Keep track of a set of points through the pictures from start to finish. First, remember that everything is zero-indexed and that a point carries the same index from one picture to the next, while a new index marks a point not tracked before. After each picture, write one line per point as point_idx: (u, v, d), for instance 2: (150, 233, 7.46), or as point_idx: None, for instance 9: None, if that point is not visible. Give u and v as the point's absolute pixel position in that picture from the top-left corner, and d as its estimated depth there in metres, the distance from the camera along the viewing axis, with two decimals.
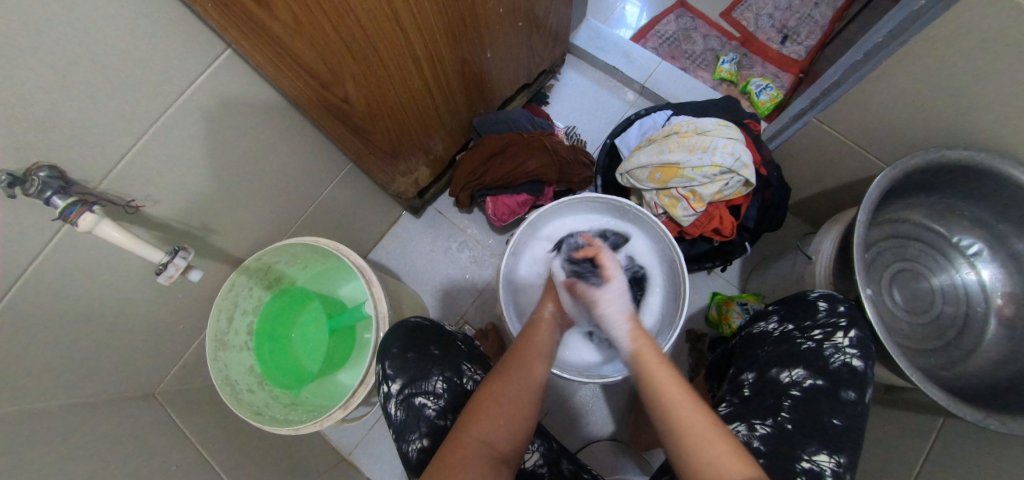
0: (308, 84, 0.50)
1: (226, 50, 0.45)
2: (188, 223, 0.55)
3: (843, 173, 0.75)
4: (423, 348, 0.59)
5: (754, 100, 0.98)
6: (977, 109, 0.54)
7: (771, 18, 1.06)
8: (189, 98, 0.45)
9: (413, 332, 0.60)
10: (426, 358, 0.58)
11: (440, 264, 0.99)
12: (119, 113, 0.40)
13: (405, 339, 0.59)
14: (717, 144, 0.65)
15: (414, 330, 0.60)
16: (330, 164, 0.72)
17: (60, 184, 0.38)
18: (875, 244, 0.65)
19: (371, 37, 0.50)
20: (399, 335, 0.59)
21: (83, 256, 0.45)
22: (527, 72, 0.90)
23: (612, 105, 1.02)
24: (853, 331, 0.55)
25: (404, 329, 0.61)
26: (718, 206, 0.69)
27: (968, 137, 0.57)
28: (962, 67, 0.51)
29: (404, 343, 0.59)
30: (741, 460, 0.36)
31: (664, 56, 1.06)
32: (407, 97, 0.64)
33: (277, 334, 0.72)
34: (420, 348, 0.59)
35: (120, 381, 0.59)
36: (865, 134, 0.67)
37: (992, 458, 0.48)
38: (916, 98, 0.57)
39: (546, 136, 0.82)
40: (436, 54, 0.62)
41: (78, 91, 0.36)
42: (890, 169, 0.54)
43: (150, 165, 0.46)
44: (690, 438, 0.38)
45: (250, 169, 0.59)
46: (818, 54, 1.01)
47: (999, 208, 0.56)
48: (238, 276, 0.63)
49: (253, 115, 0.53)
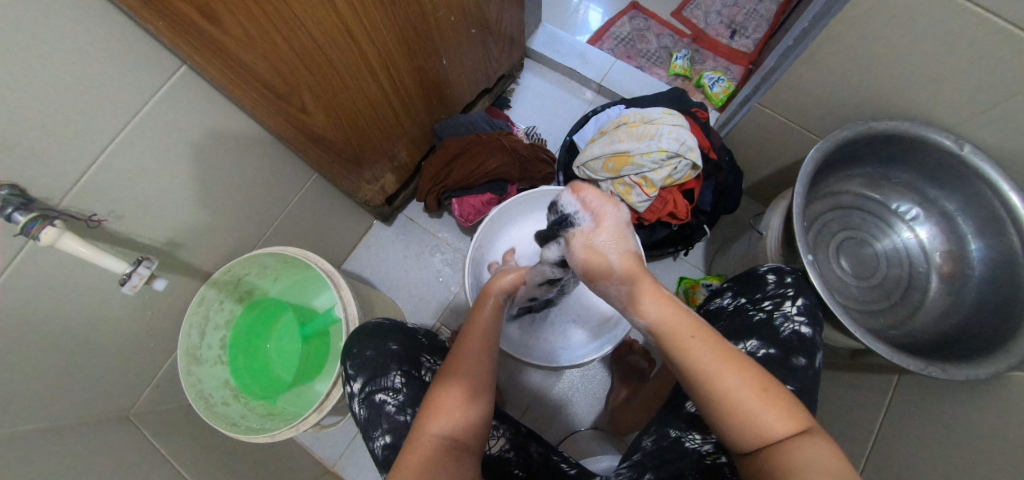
0: (264, 96, 0.52)
1: (181, 67, 0.47)
2: (152, 237, 0.56)
3: (788, 153, 0.79)
4: (381, 345, 0.60)
5: (708, 92, 1.02)
6: (897, 81, 0.57)
7: (718, 15, 1.12)
8: (146, 114, 0.46)
9: (371, 332, 0.61)
10: (385, 354, 0.60)
11: (415, 269, 1.01)
12: (77, 131, 0.42)
13: (367, 338, 0.61)
14: (663, 130, 0.68)
15: (374, 329, 0.62)
16: (295, 175, 0.74)
17: (20, 201, 0.39)
18: (820, 216, 0.68)
19: (323, 49, 0.52)
20: (362, 336, 0.61)
21: (45, 275, 0.46)
22: (486, 77, 0.94)
23: (572, 105, 1.05)
24: (801, 299, 0.58)
25: (364, 330, 0.62)
26: (671, 190, 0.72)
27: (894, 109, 0.61)
28: (879, 41, 0.54)
29: (364, 342, 0.61)
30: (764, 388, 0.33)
31: (620, 56, 1.11)
32: (366, 106, 0.66)
33: (251, 347, 0.73)
34: (379, 346, 0.60)
35: (91, 402, 0.59)
36: (803, 113, 0.70)
37: (943, 409, 0.50)
38: (841, 75, 0.61)
39: (504, 136, 0.85)
40: (391, 63, 0.65)
41: (38, 109, 0.37)
42: (821, 142, 0.57)
43: (110, 181, 0.47)
44: (722, 387, 0.34)
45: (214, 181, 0.60)
46: (764, 46, 1.06)
47: (928, 172, 0.60)
48: (207, 290, 0.64)
49: (209, 128, 0.55)
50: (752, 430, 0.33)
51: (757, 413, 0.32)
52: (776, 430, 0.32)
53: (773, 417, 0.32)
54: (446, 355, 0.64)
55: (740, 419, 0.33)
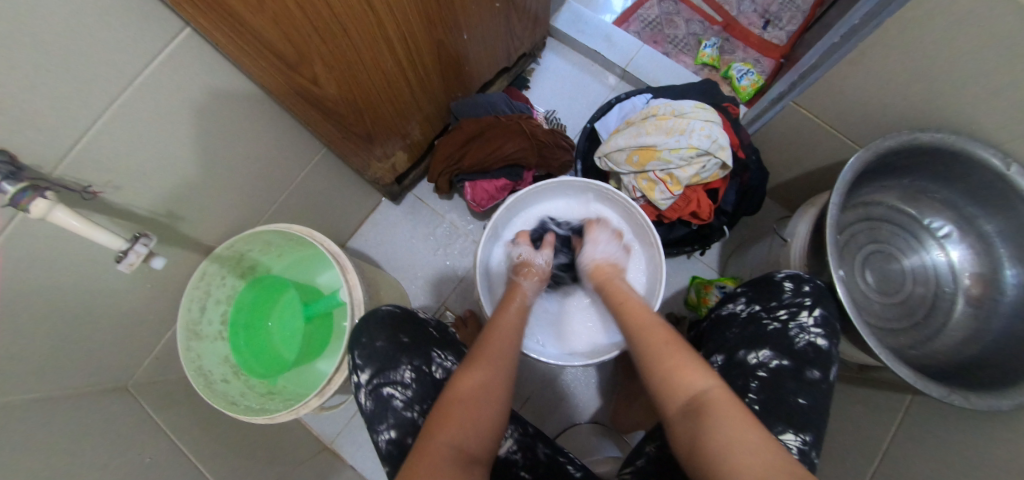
0: (274, 65, 0.48)
1: (185, 29, 0.43)
2: (153, 209, 0.53)
3: (818, 157, 0.76)
4: (392, 337, 0.59)
5: (735, 85, 0.98)
6: (950, 91, 0.54)
7: (753, 3, 1.06)
8: (147, 79, 0.43)
9: (385, 320, 0.60)
10: (396, 347, 0.58)
11: (421, 252, 0.98)
12: (72, 96, 0.38)
13: (377, 328, 0.59)
14: (694, 126, 0.65)
15: (387, 318, 0.60)
16: (303, 148, 0.70)
17: (8, 170, 0.35)
18: (848, 226, 0.66)
19: (338, 16, 0.47)
20: (372, 324, 0.59)
21: (42, 247, 0.43)
22: (506, 55, 0.89)
23: (593, 89, 1.01)
24: (818, 309, 0.56)
25: (376, 317, 0.60)
26: (696, 189, 0.69)
27: (944, 121, 0.58)
28: (937, 49, 0.51)
29: (375, 332, 0.59)
30: (702, 371, 0.41)
31: (646, 40, 1.05)
32: (380, 80, 0.62)
33: (253, 322, 0.70)
34: (390, 337, 0.59)
35: (90, 374, 0.58)
36: (842, 118, 0.67)
37: (957, 434, 0.50)
38: (890, 81, 0.58)
39: (523, 120, 0.81)
40: (408, 34, 0.60)
41: (28, 72, 0.34)
42: (863, 152, 0.54)
43: (108, 150, 0.44)
44: (660, 365, 0.43)
45: (218, 153, 0.57)
46: (798, 39, 1.01)
47: (970, 191, 0.57)
48: (209, 264, 0.61)
49: (214, 96, 0.51)
50: (682, 387, 0.41)
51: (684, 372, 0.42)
52: (701, 384, 0.40)
53: (693, 373, 0.41)
54: (457, 350, 0.63)
55: (671, 377, 0.42)
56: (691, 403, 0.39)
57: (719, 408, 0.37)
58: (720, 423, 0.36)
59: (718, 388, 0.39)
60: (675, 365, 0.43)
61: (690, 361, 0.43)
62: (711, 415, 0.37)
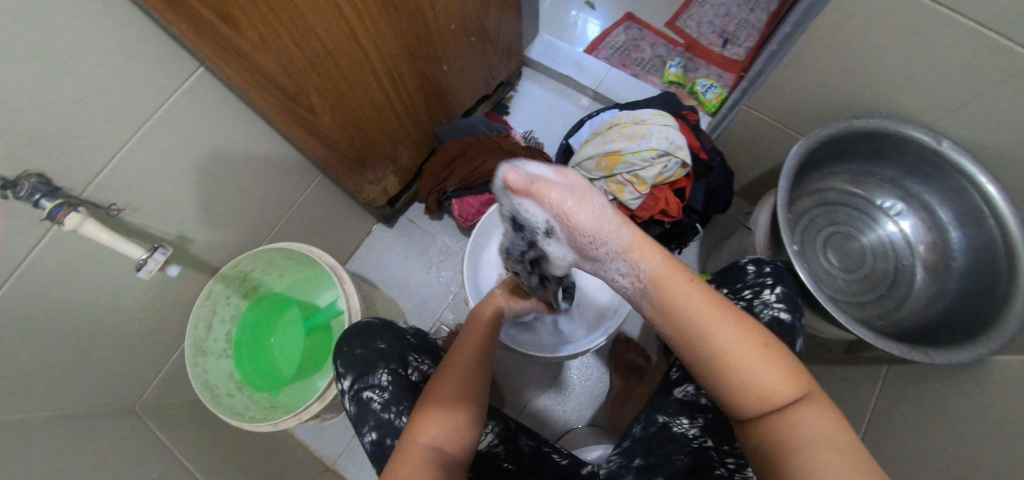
0: (275, 98, 0.54)
1: (198, 69, 0.50)
2: (166, 230, 0.59)
3: (777, 154, 0.81)
4: (369, 344, 0.62)
5: (701, 99, 1.05)
6: (878, 80, 0.60)
7: (711, 25, 1.16)
8: (164, 112, 0.49)
9: (361, 331, 0.64)
10: (372, 353, 0.61)
11: (416, 270, 1.03)
12: (99, 126, 0.44)
13: (354, 338, 0.64)
14: (653, 130, 0.71)
15: (362, 329, 0.64)
16: (301, 174, 0.77)
17: (48, 189, 0.41)
18: (807, 212, 0.73)
19: (329, 53, 0.55)
20: (350, 335, 0.64)
21: (66, 262, 0.48)
22: (485, 84, 0.98)
23: (569, 111, 1.09)
24: (779, 287, 0.59)
25: (355, 330, 0.65)
26: (662, 188, 0.74)
27: (879, 109, 0.63)
28: (859, 45, 0.57)
29: (353, 342, 0.63)
30: (790, 378, 0.34)
31: (616, 64, 1.14)
32: (369, 107, 0.69)
33: (255, 343, 0.76)
34: (367, 345, 0.62)
35: (100, 392, 0.61)
36: (790, 116, 0.73)
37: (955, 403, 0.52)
38: (824, 77, 0.64)
39: (503, 138, 0.89)
40: (393, 67, 0.68)
41: (66, 102, 0.40)
42: (804, 139, 0.60)
43: (128, 174, 0.50)
44: (749, 367, 0.33)
45: (223, 179, 0.63)
46: (756, 53, 1.10)
47: (912, 169, 0.65)
48: (215, 283, 0.66)
49: (222, 126, 0.57)
50: (767, 400, 0.33)
51: (771, 380, 0.33)
52: (792, 395, 0.33)
53: (787, 383, 0.33)
54: (434, 356, 0.65)
55: (749, 384, 0.33)
56: (772, 415, 0.33)
57: (816, 421, 0.32)
58: (812, 436, 0.32)
59: (808, 398, 0.34)
60: (759, 363, 0.34)
61: (782, 365, 0.34)
62: (807, 433, 0.32)
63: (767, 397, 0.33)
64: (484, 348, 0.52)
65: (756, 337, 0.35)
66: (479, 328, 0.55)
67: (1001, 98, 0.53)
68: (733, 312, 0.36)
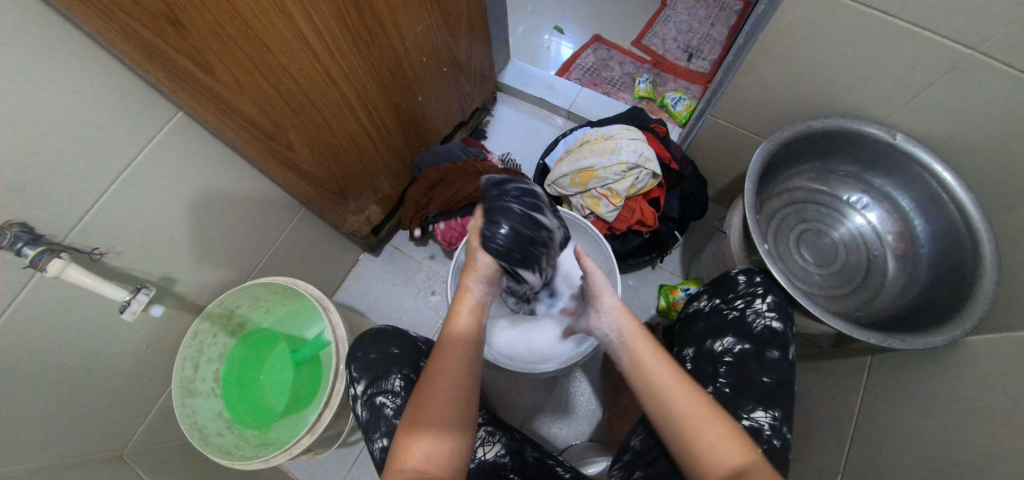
0: (256, 137, 0.56)
1: (177, 113, 0.52)
2: (149, 272, 0.60)
3: (745, 158, 0.84)
4: (382, 350, 0.62)
5: (672, 111, 1.09)
6: (826, 82, 0.63)
7: (675, 42, 1.22)
8: (145, 157, 0.51)
9: (375, 337, 0.64)
10: (385, 358, 0.62)
11: (404, 296, 1.04)
12: (81, 174, 0.46)
13: (369, 343, 0.64)
14: (621, 145, 0.74)
15: (376, 335, 0.65)
16: (284, 209, 0.79)
17: (29, 237, 0.42)
18: (777, 211, 0.76)
19: (306, 91, 0.58)
20: (364, 340, 0.64)
21: (49, 308, 0.49)
22: (461, 111, 1.02)
23: (545, 131, 1.13)
24: (770, 296, 0.60)
25: (368, 336, 0.65)
26: (636, 199, 0.77)
27: (832, 108, 0.66)
28: (804, 50, 0.60)
29: (367, 346, 0.63)
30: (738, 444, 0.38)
31: (587, 84, 1.19)
32: (348, 140, 0.72)
33: (245, 378, 0.75)
34: (381, 350, 0.63)
35: (86, 441, 0.60)
36: (751, 121, 0.76)
37: (940, 388, 0.52)
38: (776, 83, 0.67)
39: (479, 162, 0.91)
40: (369, 100, 0.71)
41: (49, 153, 0.42)
42: (766, 142, 0.62)
43: (110, 219, 0.51)
44: (694, 436, 0.39)
45: (206, 219, 0.65)
46: (719, 65, 1.15)
47: (870, 163, 0.69)
48: (201, 322, 0.67)
49: (202, 167, 0.59)
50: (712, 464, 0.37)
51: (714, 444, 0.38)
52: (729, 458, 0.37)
53: (726, 448, 0.38)
54: None
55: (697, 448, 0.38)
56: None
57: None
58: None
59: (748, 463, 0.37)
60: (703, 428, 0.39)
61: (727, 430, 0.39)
62: None
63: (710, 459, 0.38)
64: (467, 351, 0.46)
65: (709, 406, 0.40)
66: (460, 327, 0.48)
67: (942, 90, 0.56)
68: (688, 383, 0.42)
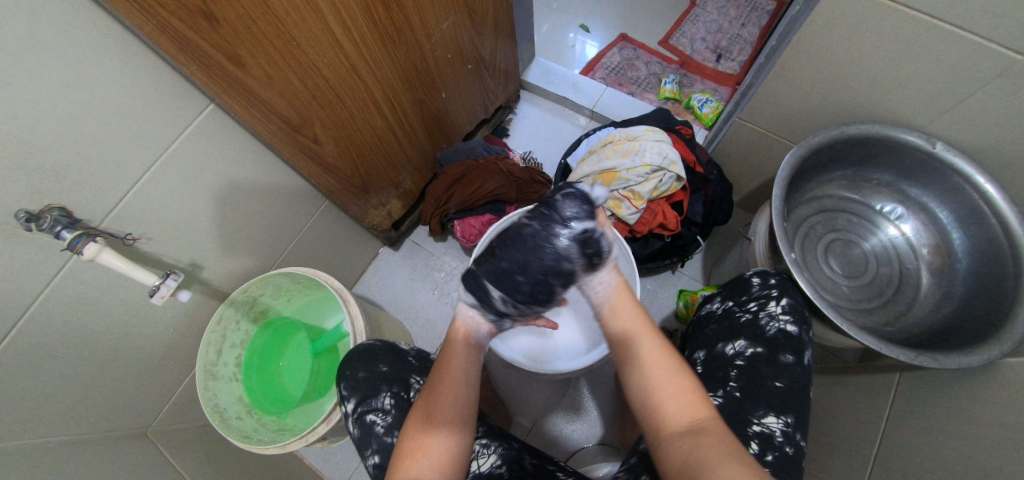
0: (283, 131, 0.57)
1: (209, 105, 0.54)
2: (178, 258, 0.62)
3: (774, 163, 0.82)
4: (371, 367, 0.63)
5: (698, 113, 1.06)
6: (865, 87, 0.60)
7: (704, 42, 1.19)
8: (177, 147, 0.53)
9: (363, 353, 0.65)
10: (375, 376, 0.62)
11: (421, 291, 1.05)
12: (118, 162, 0.48)
13: (357, 361, 0.64)
14: (646, 146, 0.73)
15: (366, 350, 0.65)
16: (308, 201, 0.80)
17: (68, 221, 0.44)
18: (806, 220, 0.74)
19: (333, 86, 0.59)
20: (353, 358, 0.65)
21: (84, 289, 0.51)
22: (484, 108, 1.02)
23: (567, 130, 1.12)
24: (785, 298, 0.58)
25: (358, 351, 0.66)
26: (659, 202, 0.75)
27: (870, 115, 0.63)
28: (843, 55, 0.58)
29: (356, 364, 0.64)
30: (700, 401, 0.40)
31: (612, 83, 1.17)
32: (372, 135, 0.73)
33: (265, 365, 0.77)
34: (371, 367, 0.63)
35: (116, 417, 0.63)
36: (782, 126, 0.73)
37: (970, 412, 0.49)
38: (812, 87, 0.65)
39: (501, 160, 0.91)
40: (393, 97, 0.71)
41: (89, 140, 0.44)
42: (797, 147, 0.60)
43: (143, 205, 0.53)
44: (662, 395, 0.41)
45: (234, 208, 0.66)
46: (749, 67, 1.12)
47: (908, 172, 0.65)
48: (225, 308, 0.68)
49: (231, 158, 0.61)
50: (675, 420, 0.39)
51: (678, 401, 0.41)
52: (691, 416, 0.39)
53: (692, 404, 0.40)
54: None
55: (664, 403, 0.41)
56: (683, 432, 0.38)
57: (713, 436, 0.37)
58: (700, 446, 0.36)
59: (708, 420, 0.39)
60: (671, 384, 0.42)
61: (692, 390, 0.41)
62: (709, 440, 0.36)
63: (675, 414, 0.40)
64: (467, 376, 0.48)
65: (676, 369, 0.43)
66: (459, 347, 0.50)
67: (991, 99, 0.53)
68: (665, 349, 0.45)
